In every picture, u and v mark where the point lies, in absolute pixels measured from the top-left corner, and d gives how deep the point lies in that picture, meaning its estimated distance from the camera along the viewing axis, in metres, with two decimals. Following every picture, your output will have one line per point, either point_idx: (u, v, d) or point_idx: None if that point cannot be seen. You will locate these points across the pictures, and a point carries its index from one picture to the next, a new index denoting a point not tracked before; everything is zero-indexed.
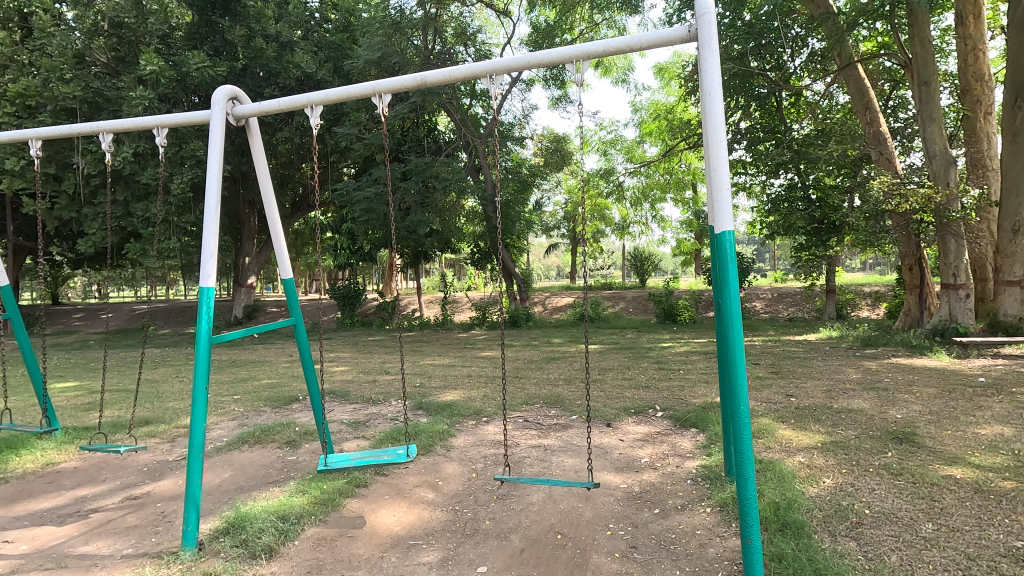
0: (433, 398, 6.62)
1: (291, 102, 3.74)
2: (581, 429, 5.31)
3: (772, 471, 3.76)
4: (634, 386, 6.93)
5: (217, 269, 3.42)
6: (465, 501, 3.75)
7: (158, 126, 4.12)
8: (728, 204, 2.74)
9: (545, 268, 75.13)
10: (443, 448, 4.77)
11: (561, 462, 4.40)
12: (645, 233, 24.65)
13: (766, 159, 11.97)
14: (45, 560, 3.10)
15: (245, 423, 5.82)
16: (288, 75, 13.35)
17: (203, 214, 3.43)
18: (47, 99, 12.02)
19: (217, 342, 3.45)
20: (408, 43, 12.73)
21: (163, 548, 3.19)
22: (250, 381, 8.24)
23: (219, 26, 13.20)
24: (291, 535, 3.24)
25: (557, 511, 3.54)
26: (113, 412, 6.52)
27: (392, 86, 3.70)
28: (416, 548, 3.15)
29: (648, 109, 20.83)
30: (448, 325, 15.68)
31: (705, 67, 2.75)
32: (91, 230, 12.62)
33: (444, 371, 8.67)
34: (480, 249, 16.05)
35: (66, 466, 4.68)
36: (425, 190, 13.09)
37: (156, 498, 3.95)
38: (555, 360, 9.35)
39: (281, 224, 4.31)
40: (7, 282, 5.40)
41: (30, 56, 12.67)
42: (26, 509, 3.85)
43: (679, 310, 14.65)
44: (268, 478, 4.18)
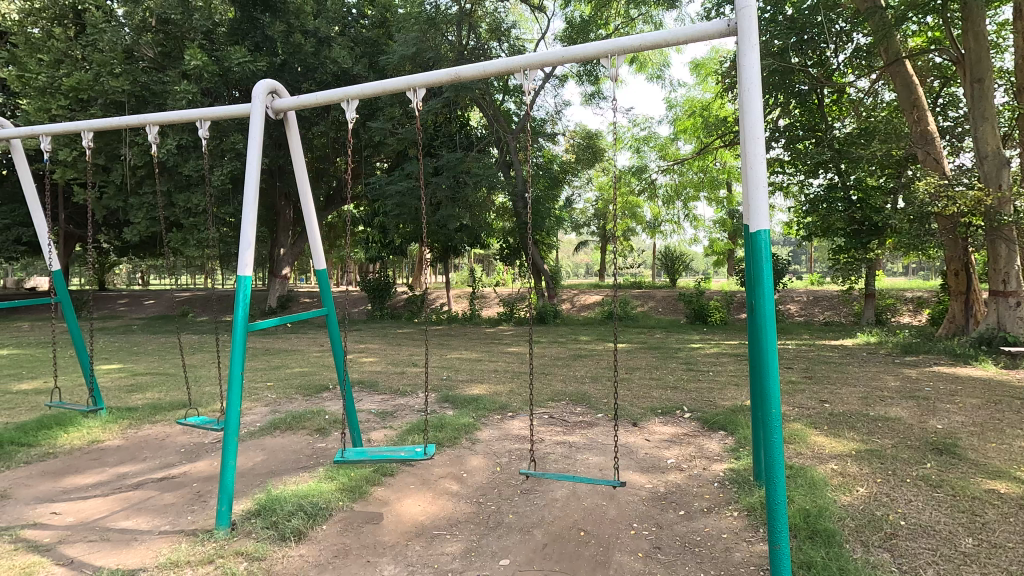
0: (459, 391, 6.69)
1: (329, 96, 3.79)
2: (606, 427, 5.28)
3: (803, 477, 3.67)
4: (661, 386, 6.87)
5: (254, 258, 3.49)
6: (489, 494, 3.78)
7: (201, 119, 4.23)
8: (766, 202, 2.66)
9: (575, 266, 74.85)
10: (469, 441, 4.81)
11: (586, 460, 4.38)
12: (677, 231, 24.06)
13: (806, 158, 11.65)
14: (88, 533, 3.25)
15: (278, 409, 5.97)
16: (325, 70, 13.61)
17: (242, 207, 3.50)
18: (98, 93, 12.52)
19: (252, 330, 3.51)
20: (442, 38, 12.88)
21: (199, 526, 3.31)
22: (283, 368, 8.51)
23: (260, 22, 13.56)
24: (320, 519, 3.31)
25: (580, 508, 3.53)
26: (155, 395, 6.78)
27: (427, 81, 3.73)
28: (439, 538, 3.19)
29: (683, 106, 20.32)
30: (476, 320, 15.74)
31: (743, 61, 2.69)
32: (136, 219, 13.14)
33: (470, 366, 8.71)
34: (509, 244, 16.25)
35: (110, 444, 4.89)
36: (457, 184, 13.11)
37: (192, 478, 4.09)
38: (582, 358, 9.30)
39: (316, 216, 4.38)
40: (59, 267, 5.60)
41: (83, 51, 13.13)
42: (72, 483, 4.05)
43: (710, 311, 14.41)
44: (298, 464, 4.29)
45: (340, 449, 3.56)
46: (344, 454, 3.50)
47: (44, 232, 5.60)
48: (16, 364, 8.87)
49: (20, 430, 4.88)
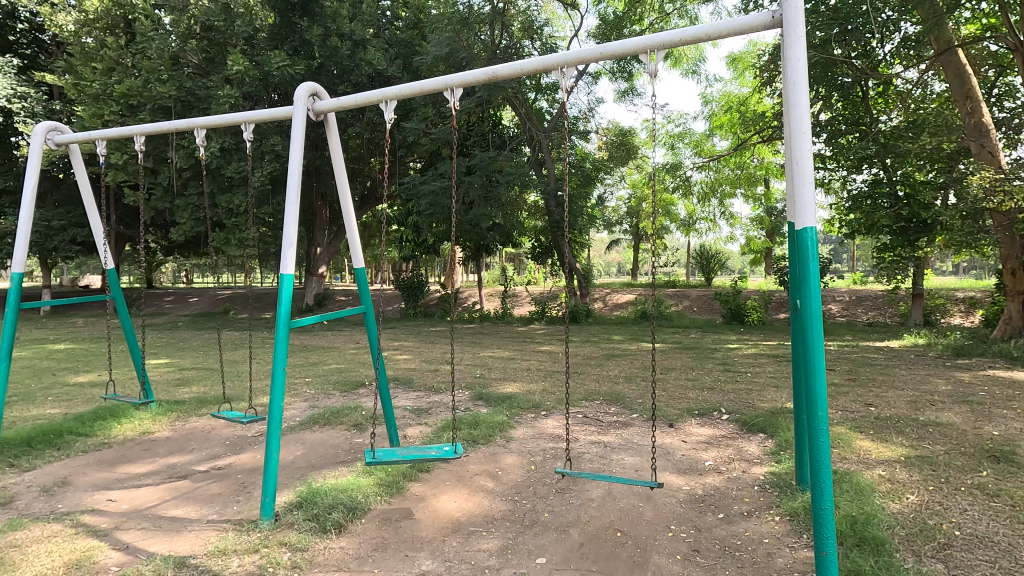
0: (492, 389, 6.72)
1: (368, 97, 3.85)
2: (642, 428, 5.22)
3: (848, 483, 3.55)
4: (697, 387, 6.75)
5: (296, 256, 3.58)
6: (524, 492, 3.79)
7: (245, 121, 4.36)
8: (813, 199, 2.55)
9: (607, 264, 74.34)
10: (503, 439, 4.83)
11: (621, 460, 4.34)
12: (713, 230, 23.58)
13: (849, 153, 11.10)
14: (142, 520, 3.39)
15: (316, 404, 6.12)
16: (361, 72, 13.85)
17: (284, 207, 3.59)
18: (147, 98, 13.05)
19: (294, 327, 3.60)
20: (475, 38, 12.94)
21: (244, 516, 3.42)
22: (320, 364, 8.72)
23: (298, 26, 13.86)
24: (359, 513, 3.38)
25: (617, 508, 3.50)
26: (200, 388, 7.05)
27: (464, 80, 3.75)
28: (475, 535, 3.22)
29: (719, 101, 19.90)
30: (508, 318, 15.78)
31: (789, 54, 2.61)
32: (181, 219, 13.65)
33: (503, 364, 8.74)
34: (541, 243, 16.25)
35: (160, 435, 5.10)
36: (489, 183, 13.14)
37: (237, 469, 4.23)
38: (615, 357, 9.22)
39: (355, 215, 4.46)
40: (112, 265, 5.87)
41: (134, 58, 13.70)
42: (126, 472, 4.24)
43: (747, 310, 14.08)
44: (337, 458, 4.39)
45: (370, 449, 3.57)
46: (374, 455, 3.51)
47: (100, 232, 5.87)
48: (73, 358, 9.35)
49: (78, 420, 5.13)
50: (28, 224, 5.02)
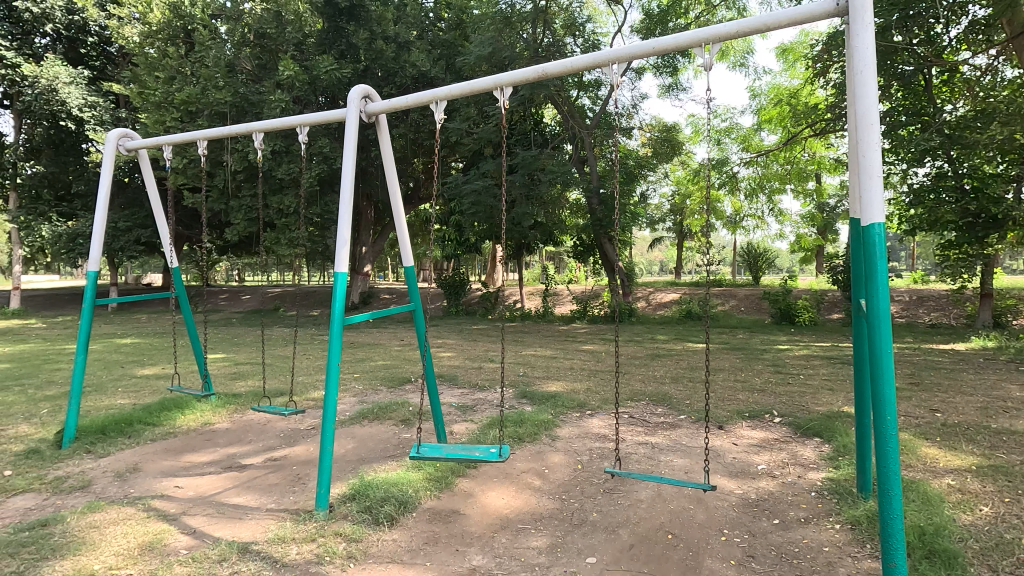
0: (536, 388, 6.73)
1: (418, 98, 3.91)
2: (690, 430, 5.12)
3: (915, 492, 3.38)
4: (747, 388, 6.56)
5: (349, 256, 3.67)
6: (571, 491, 3.78)
7: (301, 124, 4.50)
8: (881, 194, 2.43)
9: (649, 263, 73.23)
10: (549, 438, 4.82)
11: (670, 461, 4.27)
12: (760, 227, 22.87)
13: (910, 145, 10.49)
14: (206, 506, 3.56)
15: (365, 399, 6.28)
16: (405, 74, 14.07)
17: (338, 207, 3.70)
18: (204, 105, 13.65)
19: (347, 324, 3.70)
20: (518, 36, 12.95)
21: (301, 506, 3.54)
22: (367, 360, 8.93)
23: (345, 31, 14.21)
24: (410, 506, 3.45)
25: (667, 510, 3.44)
26: (255, 382, 7.34)
27: (513, 79, 3.76)
28: (524, 532, 3.23)
29: (768, 95, 19.28)
30: (549, 317, 15.75)
31: (856, 42, 2.50)
32: (236, 220, 14.24)
33: (547, 363, 8.73)
34: (583, 241, 16.15)
35: (220, 426, 5.35)
36: (531, 182, 13.13)
37: (292, 461, 4.39)
38: (660, 357, 9.07)
39: (405, 215, 4.55)
40: (176, 264, 6.17)
41: (192, 67, 14.36)
42: (190, 460, 4.46)
43: (798, 311, 13.59)
44: (387, 453, 4.49)
45: (417, 444, 3.62)
46: (419, 450, 3.56)
47: (165, 233, 6.19)
48: (139, 351, 9.89)
49: (146, 410, 5.43)
50: (102, 226, 5.34)
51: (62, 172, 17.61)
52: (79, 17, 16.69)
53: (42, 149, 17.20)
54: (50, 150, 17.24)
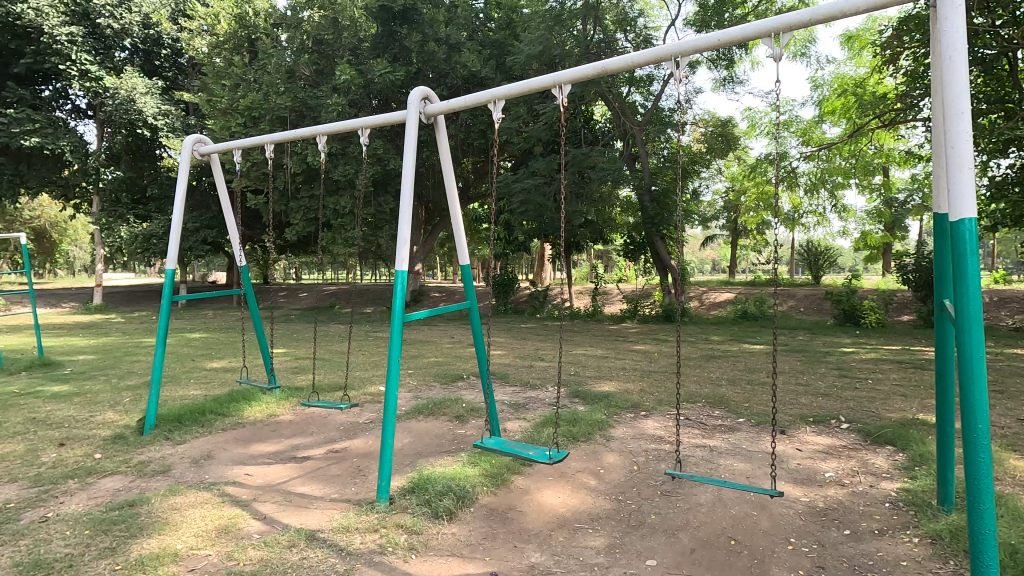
0: (589, 387, 6.68)
1: (477, 98, 3.96)
2: (750, 434, 4.95)
3: (1004, 507, 3.14)
4: (811, 393, 6.29)
5: (409, 254, 3.76)
6: (627, 492, 3.73)
7: (362, 127, 4.64)
8: (972, 189, 2.27)
9: (701, 263, 71.32)
10: (603, 438, 4.78)
11: (730, 465, 4.15)
12: (822, 224, 21.86)
13: (992, 135, 9.73)
14: (275, 494, 3.73)
15: (419, 395, 6.41)
16: (456, 75, 14.24)
17: (399, 207, 3.79)
18: (266, 110, 14.27)
19: (407, 320, 3.79)
20: (568, 34, 12.87)
21: (363, 497, 3.66)
22: (420, 357, 9.11)
23: (399, 34, 14.53)
24: (467, 501, 3.50)
25: (728, 515, 3.35)
26: (315, 376, 7.63)
27: (572, 76, 3.76)
28: (581, 531, 3.21)
29: (831, 85, 18.39)
30: (599, 316, 15.60)
31: (944, 27, 2.35)
32: (295, 220, 14.83)
33: (598, 362, 8.66)
34: (634, 239, 15.91)
35: (284, 418, 5.59)
36: (581, 180, 13.02)
37: (353, 453, 4.53)
38: (716, 358, 8.82)
39: (461, 214, 4.61)
40: (244, 263, 6.48)
41: (255, 74, 15.05)
42: (258, 450, 4.69)
43: (863, 312, 12.90)
44: (442, 448, 4.57)
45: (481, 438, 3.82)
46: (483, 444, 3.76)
47: (234, 233, 6.50)
48: (208, 345, 10.46)
49: (217, 401, 5.74)
50: (178, 228, 5.66)
51: (137, 177, 18.75)
52: (154, 31, 17.77)
53: (121, 156, 18.45)
54: (128, 157, 18.36)
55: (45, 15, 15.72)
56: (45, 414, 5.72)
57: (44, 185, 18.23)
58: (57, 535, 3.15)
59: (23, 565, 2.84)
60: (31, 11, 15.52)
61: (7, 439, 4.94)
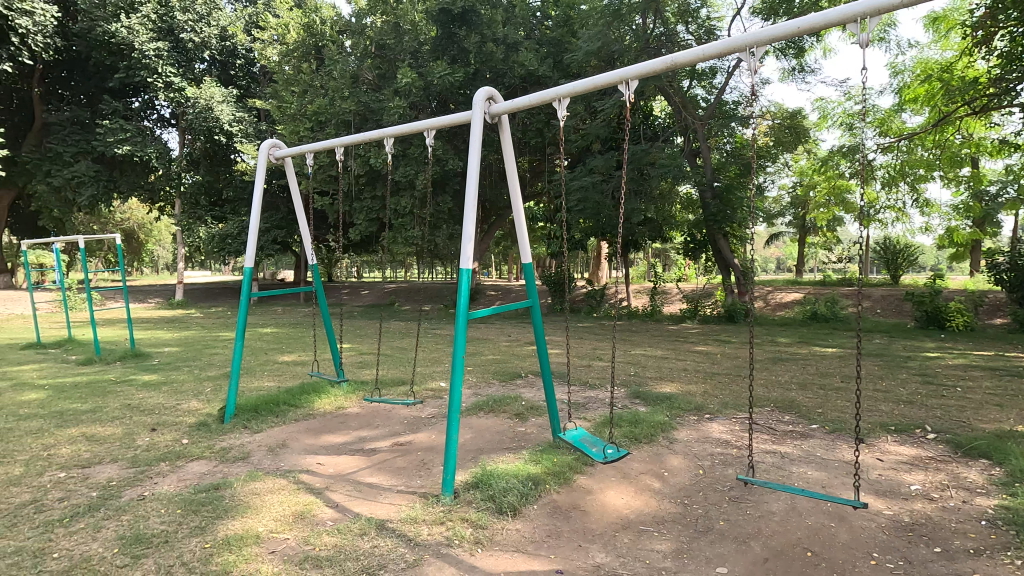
0: (650, 388, 6.56)
1: (542, 97, 3.98)
2: (825, 441, 4.71)
3: None
4: (891, 400, 5.90)
5: (474, 253, 3.82)
6: (693, 496, 3.64)
7: (428, 128, 4.74)
8: None
9: (766, 262, 68.34)
10: (667, 440, 4.68)
11: (803, 473, 3.96)
12: (901, 220, 20.45)
13: None
14: (345, 483, 3.88)
15: (479, 392, 6.50)
16: (513, 74, 14.30)
17: (465, 207, 3.85)
18: (332, 114, 14.85)
19: (471, 318, 3.85)
20: (627, 28, 12.65)
21: (428, 490, 3.74)
22: (479, 354, 9.23)
23: (457, 36, 14.76)
24: (531, 499, 3.52)
25: (803, 525, 3.20)
26: (378, 371, 7.88)
27: (640, 71, 3.71)
28: (647, 534, 3.16)
29: (912, 71, 17.16)
30: (657, 316, 15.27)
31: None
32: (358, 220, 15.36)
33: (658, 363, 8.48)
34: (695, 237, 15.47)
35: (351, 411, 5.81)
36: (640, 177, 12.77)
37: (418, 447, 4.65)
38: (784, 361, 8.43)
39: (524, 213, 4.63)
40: (314, 261, 6.75)
41: (322, 80, 15.69)
42: (329, 440, 4.90)
43: (949, 315, 11.96)
44: (503, 444, 4.61)
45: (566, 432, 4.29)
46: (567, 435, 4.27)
47: (305, 233, 6.80)
48: (278, 340, 11.02)
49: (289, 393, 6.03)
50: (255, 228, 5.98)
51: (215, 180, 20.03)
52: (230, 42, 18.95)
53: (200, 161, 19.49)
54: (207, 162, 19.60)
55: (136, 32, 16.93)
56: (139, 401, 6.20)
57: (134, 190, 19.69)
58: (153, 512, 3.41)
59: (126, 538, 3.10)
60: (124, 29, 16.68)
61: (108, 423, 5.40)
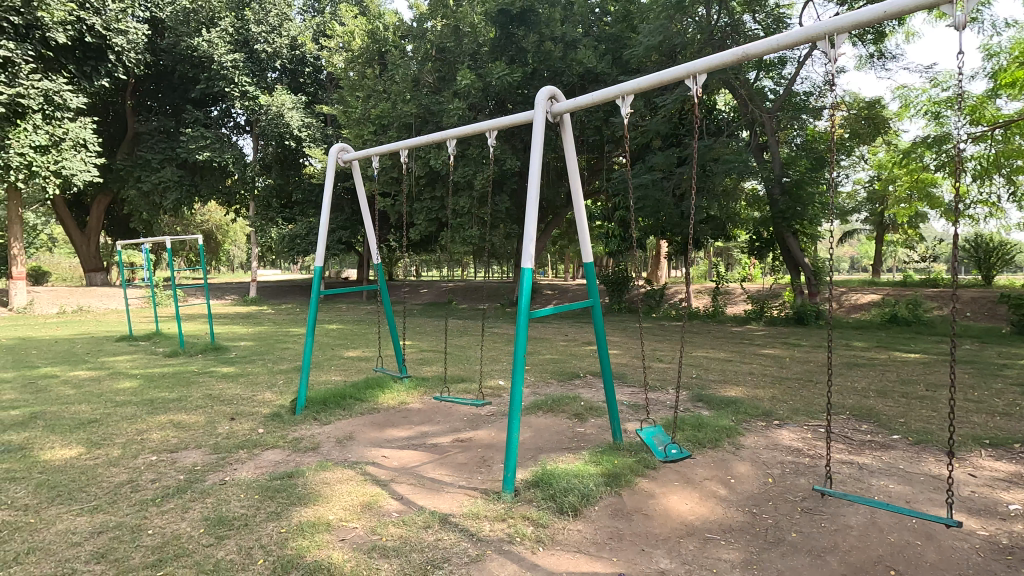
0: (714, 392, 6.35)
1: (605, 94, 3.93)
2: (908, 453, 4.40)
3: None
4: (985, 411, 5.43)
5: (536, 252, 3.82)
6: (762, 505, 3.50)
7: (490, 129, 4.79)
8: None
9: (839, 261, 64.49)
10: (733, 445, 4.52)
11: (884, 486, 3.72)
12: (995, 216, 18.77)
13: None
14: (408, 477, 3.99)
15: (538, 391, 6.51)
16: (571, 72, 14.19)
17: (527, 206, 3.86)
18: (394, 118, 15.28)
19: (533, 317, 3.85)
20: (690, 20, 12.27)
21: (489, 487, 3.78)
22: (536, 354, 9.23)
23: (516, 36, 14.80)
24: (592, 500, 3.48)
25: (885, 541, 3.00)
26: (438, 368, 8.04)
27: (708, 64, 3.60)
28: (713, 542, 3.06)
29: (1010, 52, 15.69)
30: (720, 317, 14.76)
31: None
32: (418, 220, 15.74)
33: (722, 366, 8.19)
34: (761, 235, 14.85)
35: (413, 406, 5.96)
36: (703, 173, 12.38)
37: (478, 443, 4.71)
38: (860, 367, 7.93)
39: (586, 212, 4.59)
40: (378, 260, 6.95)
41: (384, 85, 16.16)
42: (392, 434, 5.05)
43: None
44: (563, 444, 4.60)
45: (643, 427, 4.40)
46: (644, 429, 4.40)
47: (370, 233, 7.02)
48: (344, 336, 11.45)
49: (355, 387, 6.26)
50: (325, 228, 6.23)
51: (285, 183, 21.04)
52: (299, 51, 19.83)
53: (271, 165, 20.53)
54: (278, 166, 20.64)
55: (216, 45, 18.05)
56: (219, 391, 6.62)
57: (213, 194, 21.02)
58: (234, 496, 3.63)
59: (210, 520, 3.32)
60: (205, 43, 17.85)
61: (192, 411, 5.79)
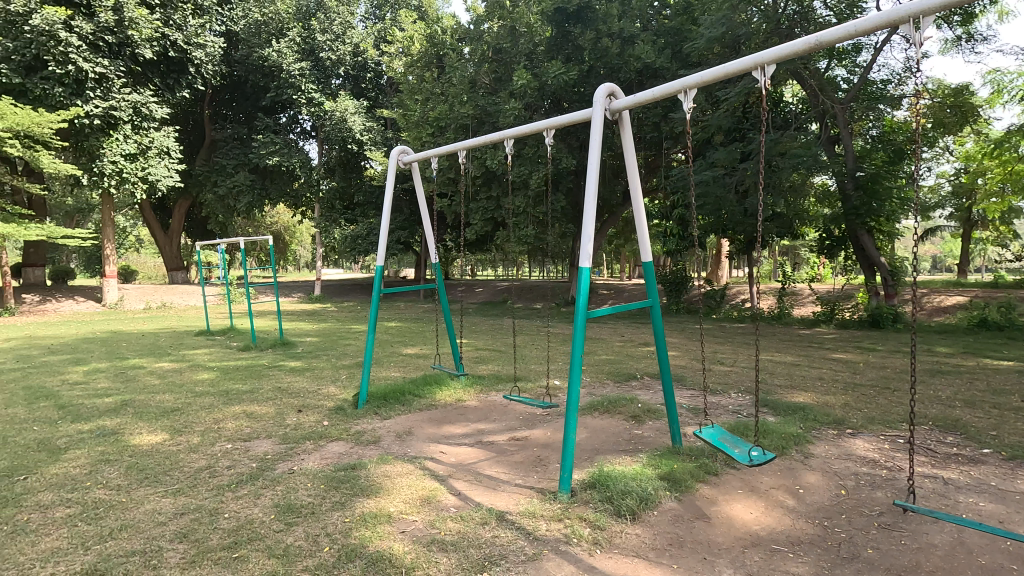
0: (780, 397, 6.07)
1: (666, 89, 3.83)
2: (1001, 469, 4.04)
3: None
4: None
5: (594, 251, 3.78)
6: (834, 518, 3.31)
7: (547, 128, 4.77)
8: None
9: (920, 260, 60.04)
10: (801, 454, 4.31)
11: (973, 503, 3.44)
12: None
13: None
14: (466, 473, 4.04)
15: (594, 391, 6.44)
16: (629, 68, 13.95)
17: (585, 205, 3.82)
18: (451, 119, 15.54)
19: (590, 317, 3.81)
20: (755, 10, 11.79)
21: (545, 486, 3.78)
22: (592, 354, 9.13)
23: (572, 34, 14.71)
24: (651, 504, 3.41)
25: (976, 563, 2.78)
26: (494, 367, 8.10)
27: (777, 55, 3.44)
28: (780, 554, 2.93)
29: None
30: (785, 319, 14.10)
31: None
32: (474, 220, 15.93)
33: (789, 370, 7.81)
34: (832, 233, 14.06)
35: (470, 404, 6.04)
36: (768, 169, 11.86)
37: (533, 443, 4.72)
38: (945, 375, 7.35)
39: (645, 210, 4.50)
40: (436, 260, 7.08)
41: (442, 87, 16.47)
42: (449, 431, 5.13)
43: None
44: (620, 446, 4.52)
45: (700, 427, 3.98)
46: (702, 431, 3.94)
47: (428, 233, 7.15)
48: (402, 334, 11.76)
49: (414, 384, 6.41)
50: (386, 228, 6.40)
51: (348, 186, 21.83)
52: (362, 57, 20.52)
53: (335, 168, 21.36)
54: (341, 169, 21.45)
55: (284, 55, 19.03)
56: (287, 385, 6.95)
57: (282, 196, 22.10)
58: (301, 485, 3.80)
59: (280, 506, 3.49)
60: (275, 53, 18.86)
61: (264, 402, 6.12)
